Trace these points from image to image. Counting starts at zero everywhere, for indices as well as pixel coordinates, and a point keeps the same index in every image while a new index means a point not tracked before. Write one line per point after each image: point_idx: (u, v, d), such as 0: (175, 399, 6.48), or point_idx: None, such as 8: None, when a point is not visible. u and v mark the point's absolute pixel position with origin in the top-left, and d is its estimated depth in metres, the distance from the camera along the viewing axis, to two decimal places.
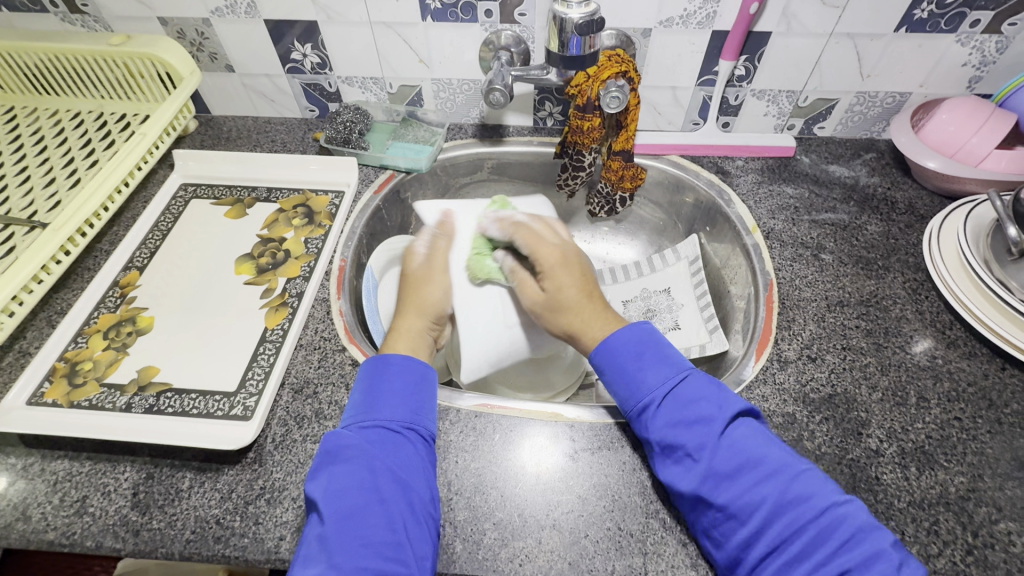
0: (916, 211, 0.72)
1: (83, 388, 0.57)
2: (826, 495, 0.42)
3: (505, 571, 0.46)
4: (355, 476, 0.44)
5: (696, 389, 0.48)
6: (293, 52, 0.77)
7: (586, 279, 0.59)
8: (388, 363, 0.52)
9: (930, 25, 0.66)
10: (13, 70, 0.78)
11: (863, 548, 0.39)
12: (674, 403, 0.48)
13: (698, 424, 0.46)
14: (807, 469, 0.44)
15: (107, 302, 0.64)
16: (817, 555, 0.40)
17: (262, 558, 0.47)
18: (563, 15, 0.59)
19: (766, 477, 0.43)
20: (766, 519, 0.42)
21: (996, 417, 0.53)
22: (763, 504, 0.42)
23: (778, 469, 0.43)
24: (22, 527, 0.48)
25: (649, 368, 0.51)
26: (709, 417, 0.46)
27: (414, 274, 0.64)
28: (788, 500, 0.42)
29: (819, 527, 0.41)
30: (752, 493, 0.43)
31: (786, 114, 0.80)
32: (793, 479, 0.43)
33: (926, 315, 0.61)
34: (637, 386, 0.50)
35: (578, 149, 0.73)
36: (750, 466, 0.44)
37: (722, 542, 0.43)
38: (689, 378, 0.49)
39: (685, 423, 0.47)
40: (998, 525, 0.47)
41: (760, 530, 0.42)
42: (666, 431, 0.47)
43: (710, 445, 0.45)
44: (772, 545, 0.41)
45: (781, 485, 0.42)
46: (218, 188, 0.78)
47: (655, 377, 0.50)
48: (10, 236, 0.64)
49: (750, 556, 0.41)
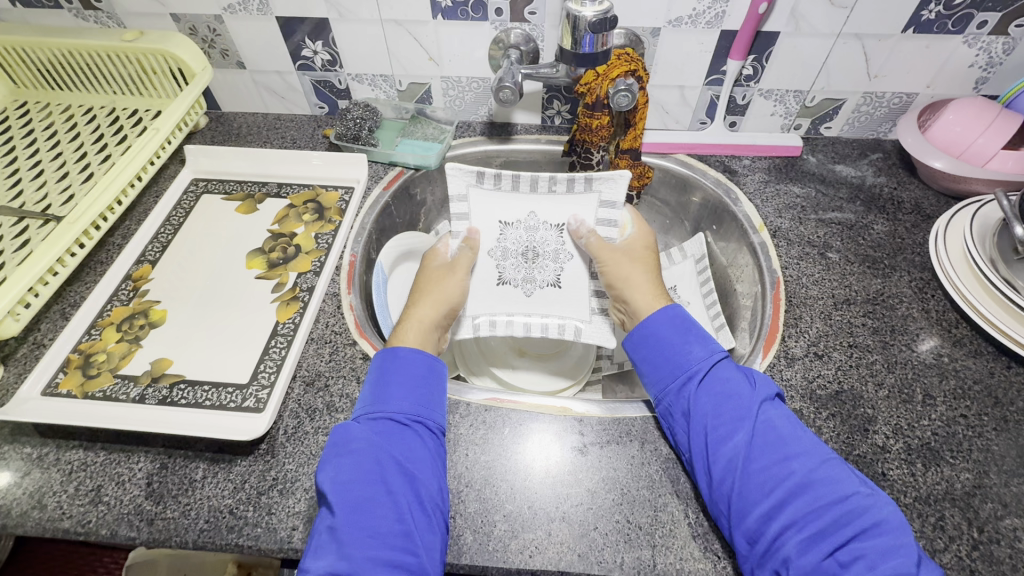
0: (922, 211, 0.72)
1: (97, 379, 0.57)
2: (851, 481, 0.43)
3: (515, 562, 0.46)
4: (362, 468, 0.45)
5: (738, 370, 0.51)
6: (304, 49, 0.77)
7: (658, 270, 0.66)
8: (396, 354, 0.52)
9: (938, 26, 0.66)
10: (26, 65, 0.78)
11: (883, 536, 0.40)
12: (715, 378, 0.51)
13: (737, 398, 0.49)
14: (833, 457, 0.46)
15: (120, 295, 0.65)
16: (836, 534, 0.41)
17: (275, 548, 0.47)
18: (577, 13, 0.59)
19: (795, 455, 0.45)
20: (789, 496, 0.43)
21: (1001, 414, 0.54)
22: (792, 479, 0.44)
23: (807, 451, 0.45)
24: (37, 515, 0.49)
25: (694, 342, 0.54)
26: (747, 394, 0.49)
27: (438, 271, 0.66)
28: (814, 479, 0.43)
29: (841, 508, 0.42)
30: (781, 468, 0.45)
31: (792, 114, 0.80)
32: (823, 462, 0.45)
33: (932, 314, 0.62)
34: (682, 358, 0.53)
35: (587, 146, 0.74)
36: (781, 443, 0.46)
37: (741, 517, 0.44)
38: (731, 360, 0.53)
39: (727, 394, 0.49)
40: (1003, 520, 0.47)
41: (782, 505, 0.43)
42: (707, 401, 0.49)
43: (750, 416, 0.48)
44: (793, 522, 0.42)
45: (808, 465, 0.44)
46: (229, 183, 0.79)
47: (700, 351, 0.53)
48: (24, 229, 0.65)
49: (768, 531, 0.42)
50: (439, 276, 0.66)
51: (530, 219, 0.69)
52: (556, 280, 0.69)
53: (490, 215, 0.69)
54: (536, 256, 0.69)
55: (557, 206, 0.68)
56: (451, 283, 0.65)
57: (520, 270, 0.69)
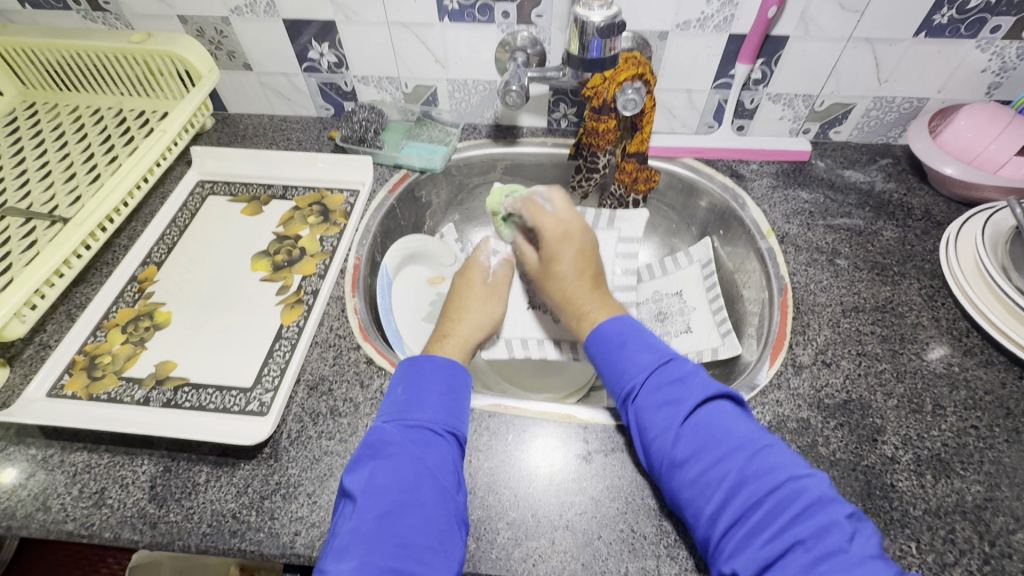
0: (933, 217, 0.71)
1: (102, 381, 0.57)
2: (788, 469, 0.42)
3: (519, 570, 0.46)
4: (398, 473, 0.44)
5: (677, 373, 0.49)
6: (310, 51, 0.77)
7: (592, 270, 0.63)
8: (434, 361, 0.53)
9: (950, 30, 0.66)
10: (35, 66, 0.79)
11: (820, 522, 0.38)
12: (646, 390, 0.49)
13: (667, 405, 0.47)
14: (771, 445, 0.44)
15: (126, 296, 0.65)
16: (773, 526, 0.39)
17: (278, 553, 0.47)
18: (586, 18, 0.58)
19: (728, 453, 0.43)
20: (727, 494, 0.42)
21: (1013, 426, 0.53)
22: (726, 478, 0.42)
23: (739, 444, 0.44)
24: (42, 517, 0.49)
25: (630, 356, 0.52)
26: (677, 400, 0.47)
27: (483, 292, 0.67)
28: (747, 474, 0.42)
29: (777, 499, 0.40)
30: (714, 469, 0.43)
31: (801, 118, 0.79)
32: (754, 454, 0.43)
33: (943, 322, 0.61)
34: (618, 373, 0.51)
35: (593, 150, 0.74)
36: (713, 443, 0.44)
37: (695, 520, 0.43)
38: (668, 363, 0.50)
39: (660, 404, 0.47)
40: (1015, 535, 0.46)
41: (722, 503, 0.42)
42: (640, 417, 0.48)
43: (678, 426, 0.46)
44: (733, 519, 0.41)
45: (741, 461, 0.43)
46: (234, 185, 0.79)
47: (634, 364, 0.51)
48: (31, 230, 0.65)
49: (715, 531, 0.41)
50: (483, 296, 0.66)
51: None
52: None
53: None
54: None
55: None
56: (490, 309, 0.66)
57: (546, 294, 0.76)
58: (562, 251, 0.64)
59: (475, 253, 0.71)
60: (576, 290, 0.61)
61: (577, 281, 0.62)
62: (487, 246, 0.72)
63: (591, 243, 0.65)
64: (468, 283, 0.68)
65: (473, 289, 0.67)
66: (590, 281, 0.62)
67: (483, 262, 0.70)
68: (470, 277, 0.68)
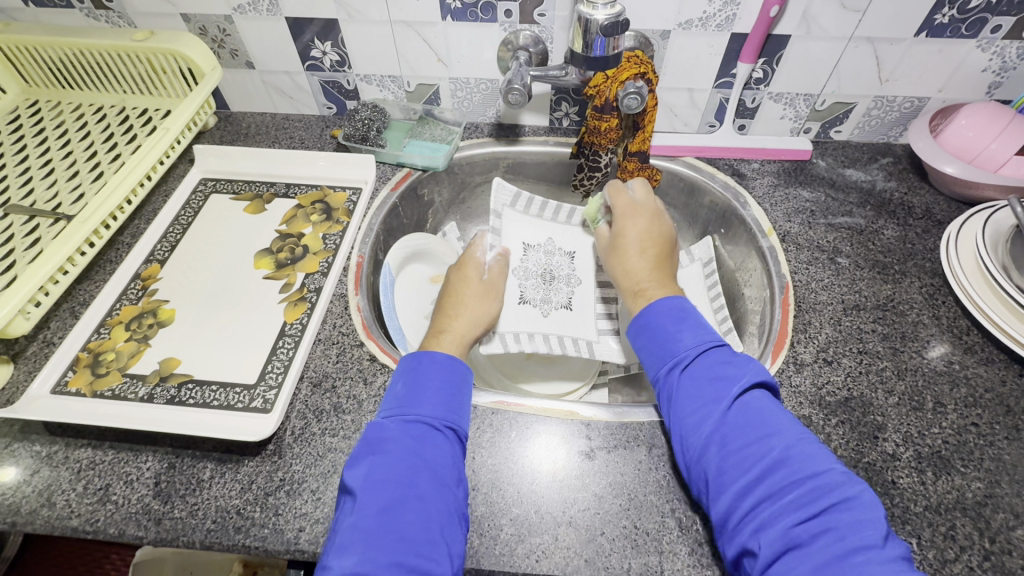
0: (933, 216, 0.72)
1: (105, 378, 0.58)
2: (828, 460, 0.43)
3: (522, 566, 0.46)
4: (395, 469, 0.44)
5: (730, 356, 0.50)
6: (313, 50, 0.77)
7: (660, 246, 0.64)
8: (432, 357, 0.53)
9: (951, 30, 0.66)
10: (38, 64, 0.79)
11: (851, 513, 0.39)
12: (700, 362, 0.50)
13: (721, 381, 0.48)
14: (812, 441, 0.44)
15: (129, 294, 0.65)
16: (810, 506, 0.40)
17: (282, 549, 0.47)
18: (589, 16, 0.58)
19: (775, 433, 0.44)
20: (765, 471, 0.42)
21: (1013, 423, 0.53)
22: (766, 456, 0.43)
23: (785, 429, 0.45)
24: (47, 513, 0.49)
25: (686, 331, 0.53)
26: (731, 377, 0.48)
27: (482, 287, 0.67)
28: (789, 455, 0.42)
29: (815, 483, 0.41)
30: (758, 445, 0.44)
31: (802, 118, 0.80)
32: (799, 440, 0.44)
33: (943, 320, 0.61)
34: (671, 346, 0.53)
35: (595, 149, 0.74)
36: (761, 422, 0.45)
37: (720, 493, 0.43)
38: (723, 346, 0.51)
39: (713, 379, 0.49)
40: (1015, 531, 0.47)
41: (759, 480, 0.42)
42: (690, 386, 0.49)
43: (727, 400, 0.47)
44: (767, 493, 0.41)
45: (786, 442, 0.43)
46: (237, 183, 0.79)
47: (691, 339, 0.52)
48: (35, 227, 0.65)
49: (744, 505, 0.42)
50: (480, 290, 0.67)
51: (550, 244, 0.79)
52: (569, 303, 0.76)
53: (516, 237, 0.78)
54: (553, 277, 0.77)
55: (572, 232, 0.80)
56: (487, 304, 0.66)
57: (539, 290, 0.75)
58: (630, 224, 0.66)
59: (472, 249, 0.71)
60: (638, 265, 0.63)
61: (639, 256, 0.64)
62: (481, 241, 0.72)
63: (663, 227, 0.67)
64: (462, 279, 0.68)
65: (472, 284, 0.67)
66: (653, 257, 0.63)
67: (478, 258, 0.70)
68: (465, 273, 0.68)
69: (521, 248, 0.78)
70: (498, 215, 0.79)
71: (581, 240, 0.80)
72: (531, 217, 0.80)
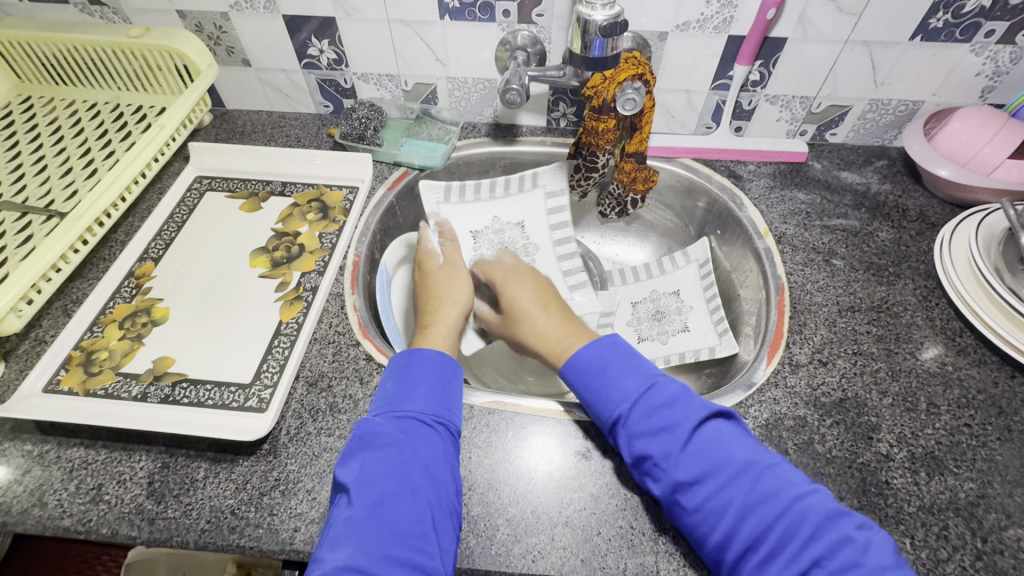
0: (927, 219, 0.72)
1: (98, 376, 0.57)
2: (791, 488, 0.43)
3: (519, 566, 0.46)
4: (388, 462, 0.44)
5: (664, 397, 0.49)
6: (310, 48, 0.77)
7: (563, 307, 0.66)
8: (422, 355, 0.53)
9: (945, 34, 0.66)
10: (31, 60, 0.78)
11: (831, 537, 0.40)
12: (637, 416, 0.49)
13: (662, 433, 0.47)
14: (772, 465, 0.44)
15: (122, 292, 0.65)
16: (788, 550, 0.40)
17: (277, 549, 0.47)
18: (588, 17, 0.59)
19: (732, 479, 0.44)
20: (735, 522, 0.42)
21: (1005, 424, 0.54)
22: (733, 502, 0.43)
23: (742, 468, 0.44)
24: (38, 513, 0.49)
25: (613, 383, 0.52)
26: (673, 425, 0.47)
27: (449, 276, 0.67)
28: (754, 500, 0.42)
29: (787, 521, 0.41)
30: (720, 496, 0.43)
31: (798, 120, 0.80)
32: (758, 477, 0.43)
33: (937, 322, 0.62)
34: (606, 403, 0.51)
35: (592, 150, 0.73)
36: (716, 469, 0.44)
37: (702, 545, 0.44)
38: (654, 388, 0.50)
39: (654, 432, 0.47)
40: (1007, 531, 0.47)
41: (734, 529, 0.42)
42: (634, 444, 0.48)
43: (674, 456, 0.46)
44: (744, 546, 0.41)
45: (747, 485, 0.43)
46: (233, 181, 0.78)
47: (619, 392, 0.51)
48: (27, 224, 0.64)
49: (727, 558, 0.42)
50: (447, 277, 0.67)
51: (496, 223, 0.79)
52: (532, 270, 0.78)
53: (461, 227, 0.78)
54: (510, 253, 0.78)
55: (512, 205, 0.80)
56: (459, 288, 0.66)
57: None
58: (517, 288, 0.68)
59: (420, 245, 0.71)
60: (546, 325, 0.62)
61: (543, 317, 0.63)
62: (427, 232, 0.72)
63: (544, 282, 0.70)
64: (427, 273, 0.68)
65: (438, 275, 0.67)
66: (556, 313, 0.64)
67: (431, 250, 0.70)
68: (426, 267, 0.68)
69: (471, 237, 0.78)
70: (437, 215, 0.77)
71: (524, 207, 0.80)
72: (469, 204, 0.79)
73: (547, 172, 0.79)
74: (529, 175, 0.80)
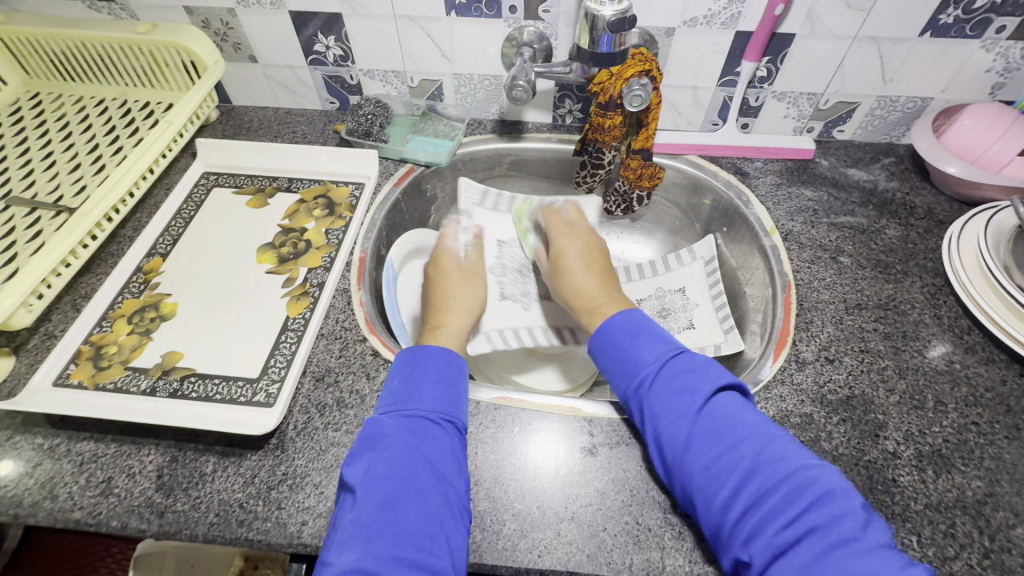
0: (935, 216, 0.72)
1: (108, 371, 0.58)
2: (799, 458, 0.43)
3: (525, 561, 0.46)
4: (395, 463, 0.45)
5: (689, 364, 0.50)
6: (316, 44, 0.77)
7: (606, 270, 0.66)
8: (427, 352, 0.53)
9: (955, 30, 0.66)
10: (39, 56, 0.79)
11: (831, 508, 0.40)
12: (663, 377, 0.50)
13: (684, 394, 0.48)
14: (781, 435, 0.45)
15: (131, 287, 0.65)
16: (788, 513, 0.40)
17: (285, 543, 0.47)
18: (596, 12, 0.58)
19: (742, 441, 0.44)
20: (741, 482, 0.43)
21: (1013, 423, 0.53)
22: (740, 463, 0.43)
23: (753, 433, 0.45)
24: (49, 505, 0.49)
25: (643, 345, 0.53)
26: (695, 387, 0.48)
27: (464, 281, 0.67)
28: (761, 462, 0.43)
29: (789, 487, 0.41)
30: (729, 456, 0.44)
31: (806, 117, 0.80)
32: (769, 442, 0.44)
33: (944, 320, 0.62)
34: (632, 364, 0.52)
35: (598, 147, 0.74)
36: (727, 432, 0.45)
37: (704, 510, 0.44)
38: (682, 354, 0.52)
39: (674, 394, 0.48)
40: (1014, 529, 0.47)
41: (737, 490, 0.42)
42: (657, 402, 0.49)
43: (689, 415, 0.47)
44: (747, 506, 0.42)
45: (755, 449, 0.44)
46: (239, 177, 0.78)
47: (649, 353, 0.52)
48: (37, 220, 0.65)
49: (728, 520, 0.42)
50: (460, 280, 0.66)
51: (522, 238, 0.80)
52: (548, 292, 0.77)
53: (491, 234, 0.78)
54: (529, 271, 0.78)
55: None
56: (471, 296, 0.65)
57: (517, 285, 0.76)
58: (568, 244, 0.69)
59: (441, 241, 0.71)
60: (585, 283, 0.64)
61: (585, 274, 0.65)
62: (451, 231, 0.73)
63: (598, 244, 0.70)
64: (444, 272, 0.67)
65: (454, 277, 0.66)
66: (597, 274, 0.65)
67: (452, 247, 0.71)
68: (443, 265, 0.67)
69: (495, 245, 0.78)
70: (468, 214, 0.78)
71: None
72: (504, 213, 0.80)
73: (577, 198, 0.82)
74: (562, 197, 0.82)
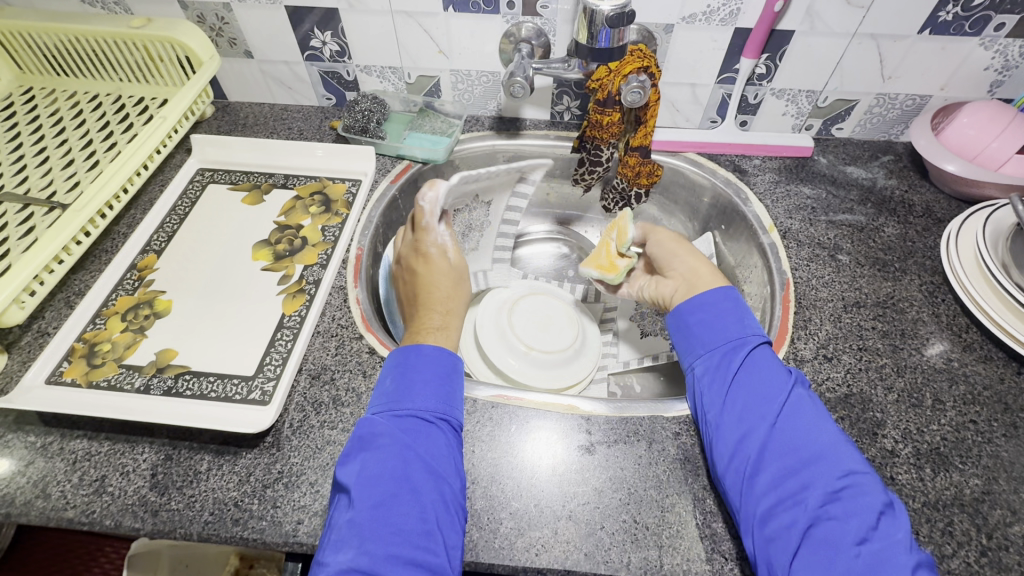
0: (933, 214, 0.72)
1: (101, 369, 0.57)
2: (867, 471, 0.45)
3: (522, 560, 0.46)
4: (388, 462, 0.44)
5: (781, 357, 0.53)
6: (313, 40, 0.76)
7: None
8: (420, 351, 0.52)
9: (955, 27, 0.66)
10: (32, 51, 0.78)
11: (884, 520, 0.42)
12: (756, 354, 0.53)
13: (775, 375, 0.51)
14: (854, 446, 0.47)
15: (125, 285, 0.65)
16: (838, 509, 0.43)
17: (280, 541, 0.47)
18: (595, 7, 0.58)
19: (818, 435, 0.47)
20: (805, 467, 0.45)
21: (1011, 421, 0.53)
22: (809, 452, 0.46)
23: (830, 432, 0.47)
24: (41, 504, 0.49)
25: (744, 322, 0.56)
26: (785, 376, 0.51)
27: (454, 282, 0.63)
28: (830, 459, 0.45)
29: (849, 489, 0.43)
30: (804, 443, 0.47)
31: (804, 114, 0.80)
32: (842, 444, 0.46)
33: (942, 318, 0.61)
34: (729, 332, 0.55)
35: (596, 143, 0.73)
36: (808, 422, 0.48)
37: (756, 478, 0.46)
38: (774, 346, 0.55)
39: (763, 372, 0.51)
40: (1013, 527, 0.47)
41: (799, 474, 0.45)
42: (745, 371, 0.52)
43: (768, 400, 0.49)
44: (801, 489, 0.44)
45: (829, 447, 0.46)
46: (235, 174, 0.78)
47: (749, 330, 0.55)
48: (29, 216, 0.64)
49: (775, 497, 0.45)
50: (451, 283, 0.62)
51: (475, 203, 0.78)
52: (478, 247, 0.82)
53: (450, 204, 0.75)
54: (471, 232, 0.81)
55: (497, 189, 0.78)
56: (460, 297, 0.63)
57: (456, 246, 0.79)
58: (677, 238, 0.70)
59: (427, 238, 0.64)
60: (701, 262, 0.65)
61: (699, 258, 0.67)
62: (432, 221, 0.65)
63: None
64: (435, 273, 0.62)
65: (446, 279, 0.62)
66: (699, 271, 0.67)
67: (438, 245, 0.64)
68: (435, 266, 0.63)
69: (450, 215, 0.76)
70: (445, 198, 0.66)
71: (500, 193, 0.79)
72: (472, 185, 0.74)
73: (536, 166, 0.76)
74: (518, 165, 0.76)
